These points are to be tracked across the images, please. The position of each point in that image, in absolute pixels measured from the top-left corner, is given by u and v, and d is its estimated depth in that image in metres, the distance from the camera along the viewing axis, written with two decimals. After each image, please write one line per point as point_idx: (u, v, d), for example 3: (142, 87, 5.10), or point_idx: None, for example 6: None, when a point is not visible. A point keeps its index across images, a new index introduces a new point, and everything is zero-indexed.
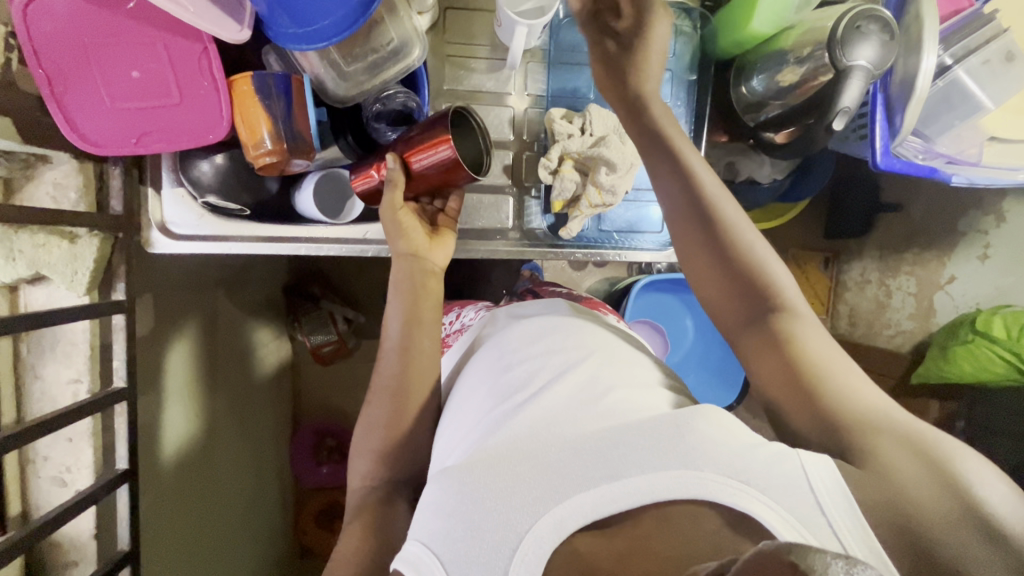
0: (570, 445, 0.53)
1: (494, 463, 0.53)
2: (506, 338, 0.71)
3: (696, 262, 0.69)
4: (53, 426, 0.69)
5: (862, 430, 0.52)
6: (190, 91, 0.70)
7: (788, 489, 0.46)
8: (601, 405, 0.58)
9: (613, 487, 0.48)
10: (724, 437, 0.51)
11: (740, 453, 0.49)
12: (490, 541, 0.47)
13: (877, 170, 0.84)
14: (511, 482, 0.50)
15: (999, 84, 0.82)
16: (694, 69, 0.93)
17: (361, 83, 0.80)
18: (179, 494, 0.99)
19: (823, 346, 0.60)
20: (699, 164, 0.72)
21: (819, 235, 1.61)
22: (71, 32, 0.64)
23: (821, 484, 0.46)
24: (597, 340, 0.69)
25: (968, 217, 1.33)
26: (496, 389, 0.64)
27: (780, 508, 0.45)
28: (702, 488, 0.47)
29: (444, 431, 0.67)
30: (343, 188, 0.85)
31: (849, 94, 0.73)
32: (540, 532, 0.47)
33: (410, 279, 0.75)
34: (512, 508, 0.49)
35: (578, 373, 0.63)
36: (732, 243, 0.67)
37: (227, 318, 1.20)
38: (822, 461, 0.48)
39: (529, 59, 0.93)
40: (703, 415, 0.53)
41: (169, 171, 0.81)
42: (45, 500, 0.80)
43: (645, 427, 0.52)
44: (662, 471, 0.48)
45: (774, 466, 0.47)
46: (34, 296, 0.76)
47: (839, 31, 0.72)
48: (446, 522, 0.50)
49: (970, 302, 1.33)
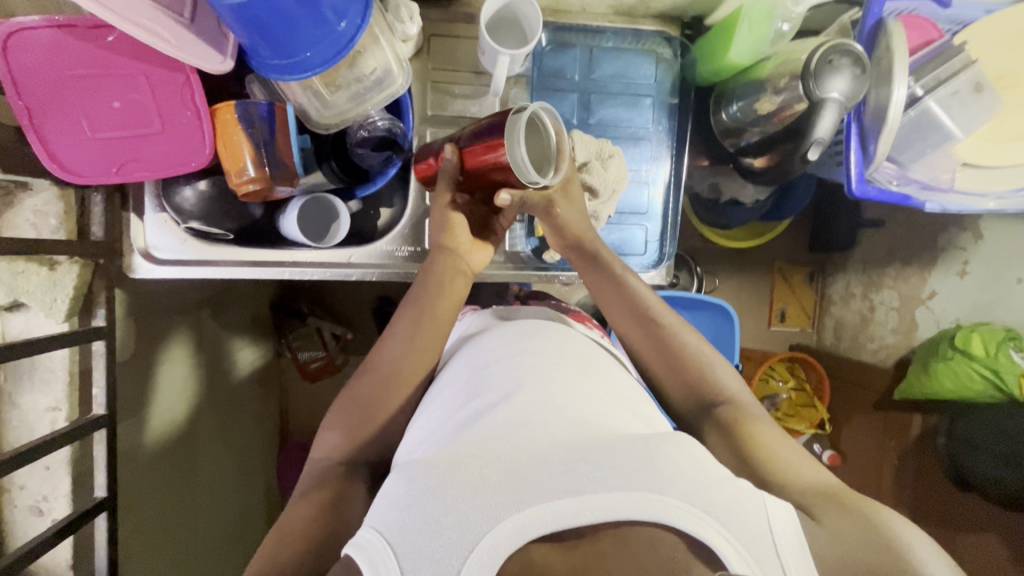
0: (539, 454, 0.52)
1: (460, 463, 0.52)
2: (487, 344, 0.71)
3: (647, 354, 0.74)
4: (29, 456, 0.68)
5: (825, 495, 0.55)
6: (172, 121, 0.70)
7: (749, 528, 0.46)
8: (573, 414, 0.58)
9: (576, 501, 0.47)
10: (691, 466, 0.51)
11: (707, 485, 0.49)
12: (448, 538, 0.46)
13: (853, 197, 0.86)
14: (474, 484, 0.49)
15: (968, 114, 0.84)
16: (676, 92, 0.95)
17: (344, 112, 0.81)
18: (154, 510, 0.97)
19: (771, 436, 0.64)
20: (608, 251, 0.80)
21: (805, 250, 1.64)
22: (52, 66, 0.64)
23: (781, 527, 0.47)
24: (575, 353, 0.69)
25: (948, 235, 1.32)
26: (472, 390, 0.64)
27: (737, 543, 0.45)
28: (665, 512, 0.46)
29: (416, 423, 0.66)
30: (327, 212, 0.85)
31: (823, 126, 0.76)
32: (499, 535, 0.46)
33: (442, 271, 0.76)
34: (473, 508, 0.47)
35: (555, 382, 0.62)
36: (661, 326, 0.74)
37: (214, 337, 1.20)
38: (783, 507, 0.49)
39: (513, 85, 0.94)
40: (673, 444, 0.54)
41: (152, 196, 0.81)
42: (21, 531, 0.79)
43: (618, 447, 0.52)
44: (627, 490, 0.48)
45: (739, 502, 0.48)
46: (13, 323, 0.75)
47: (813, 63, 0.74)
48: (404, 512, 0.49)
49: (950, 319, 1.32)
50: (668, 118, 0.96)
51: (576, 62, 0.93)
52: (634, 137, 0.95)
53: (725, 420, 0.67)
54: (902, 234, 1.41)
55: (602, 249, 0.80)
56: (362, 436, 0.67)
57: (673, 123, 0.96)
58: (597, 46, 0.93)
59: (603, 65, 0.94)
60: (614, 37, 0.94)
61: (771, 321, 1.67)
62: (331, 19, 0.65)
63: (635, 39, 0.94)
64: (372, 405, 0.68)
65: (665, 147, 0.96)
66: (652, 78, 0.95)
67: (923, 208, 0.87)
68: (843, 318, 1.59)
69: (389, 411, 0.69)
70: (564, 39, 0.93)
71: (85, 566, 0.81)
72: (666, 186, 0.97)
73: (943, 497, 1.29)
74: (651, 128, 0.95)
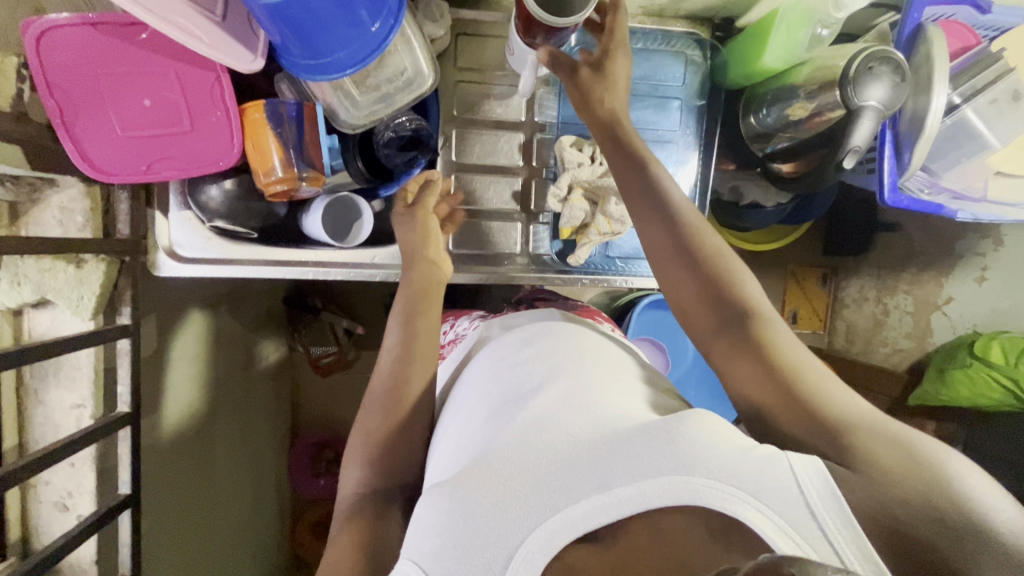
0: (561, 456, 0.51)
1: (483, 476, 0.51)
2: (499, 349, 0.70)
3: (672, 275, 0.66)
4: (57, 456, 0.67)
5: (857, 430, 0.50)
6: (202, 119, 0.69)
7: (779, 493, 0.43)
8: (590, 408, 0.56)
9: (603, 498, 0.46)
10: (717, 444, 0.48)
11: (732, 457, 0.47)
12: (482, 559, 0.45)
13: (884, 206, 0.85)
14: (501, 498, 0.48)
15: (1005, 123, 0.83)
16: (702, 95, 0.95)
17: (374, 111, 0.79)
18: (173, 492, 0.97)
19: (795, 346, 0.58)
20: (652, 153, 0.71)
21: (818, 253, 1.58)
22: (84, 63, 0.63)
23: (810, 484, 0.44)
24: (587, 344, 0.67)
25: (968, 240, 1.34)
26: (489, 399, 0.63)
27: (772, 515, 0.43)
28: (694, 494, 0.45)
29: (439, 441, 0.66)
30: (350, 213, 0.85)
31: (860, 135, 0.75)
32: (531, 548, 0.45)
33: (424, 283, 0.78)
34: (502, 522, 0.47)
35: (569, 377, 0.61)
36: (674, 207, 0.67)
37: (231, 332, 1.19)
38: (812, 465, 0.45)
39: (540, 86, 0.92)
40: (694, 419, 0.50)
41: (177, 194, 0.80)
42: (46, 527, 0.79)
43: (636, 432, 0.50)
44: (653, 477, 0.46)
45: (763, 471, 0.45)
46: (39, 320, 0.76)
47: (853, 70, 0.73)
48: (436, 538, 0.48)
49: (967, 324, 1.36)
50: (696, 121, 0.95)
51: None
52: (661, 140, 0.94)
53: (747, 332, 0.60)
54: (920, 237, 1.39)
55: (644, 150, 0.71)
56: (394, 446, 0.67)
57: (701, 126, 0.95)
58: None
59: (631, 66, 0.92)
60: (644, 38, 0.92)
61: None
62: (365, 19, 0.64)
63: (665, 40, 0.93)
64: (405, 421, 0.68)
65: (692, 149, 0.95)
66: (679, 81, 0.94)
67: (956, 218, 0.87)
68: (855, 322, 1.54)
69: (418, 417, 0.69)
70: None
71: (110, 562, 0.81)
72: (692, 189, 0.95)
73: None
74: (678, 131, 0.94)
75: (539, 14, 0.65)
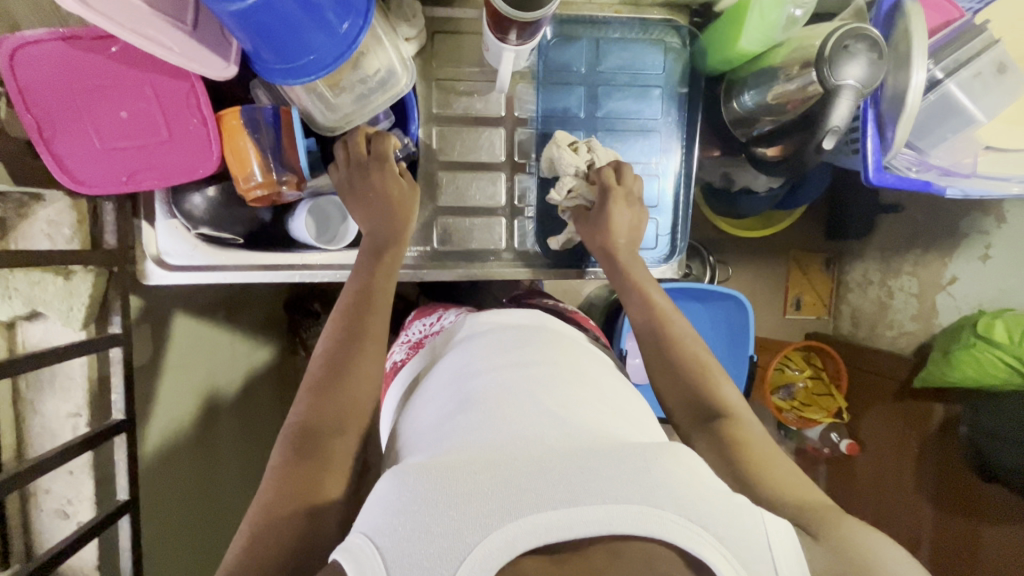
0: (535, 461, 0.49)
1: (451, 468, 0.48)
2: (477, 351, 0.70)
3: (661, 373, 0.72)
4: (56, 463, 0.69)
5: (828, 519, 0.56)
6: (179, 128, 0.70)
7: (745, 543, 0.45)
8: (568, 425, 0.56)
9: (570, 513, 0.44)
10: (688, 479, 0.48)
11: (704, 499, 0.47)
12: (438, 548, 0.43)
13: (870, 185, 0.83)
14: (466, 489, 0.46)
15: (989, 97, 0.81)
16: (685, 82, 0.94)
17: (349, 114, 0.80)
18: (165, 494, 0.99)
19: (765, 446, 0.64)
20: (621, 215, 0.82)
21: (820, 237, 1.60)
22: (56, 78, 0.64)
23: (779, 546, 0.46)
24: (564, 358, 0.68)
25: (971, 218, 1.29)
26: (463, 398, 0.61)
27: (730, 556, 0.44)
28: (662, 528, 0.44)
29: (407, 433, 0.64)
30: (332, 216, 0.85)
31: (838, 114, 0.75)
32: (489, 546, 0.43)
33: (378, 237, 0.76)
34: (464, 515, 0.44)
35: (547, 390, 0.61)
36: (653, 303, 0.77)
37: (237, 337, 1.20)
38: (780, 523, 0.48)
39: (518, 81, 0.92)
40: (673, 455, 0.50)
41: (162, 203, 0.80)
42: (48, 533, 0.81)
43: (613, 456, 0.49)
44: (623, 503, 0.45)
45: (735, 518, 0.46)
46: (32, 332, 0.78)
47: (827, 49, 0.72)
48: (392, 518, 0.45)
49: (972, 305, 1.28)
50: (678, 111, 0.94)
51: (583, 54, 0.92)
52: (643, 129, 0.94)
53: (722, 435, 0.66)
54: (921, 218, 1.36)
55: (615, 210, 0.82)
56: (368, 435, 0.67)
57: (683, 115, 0.94)
58: (604, 37, 0.92)
59: (610, 56, 0.92)
60: (621, 27, 0.92)
61: (786, 309, 1.63)
62: (334, 21, 0.64)
63: (642, 28, 0.92)
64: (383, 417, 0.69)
65: (675, 138, 0.95)
66: (660, 69, 0.93)
67: (945, 194, 0.84)
68: (861, 306, 1.55)
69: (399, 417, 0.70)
70: (569, 31, 0.91)
71: (112, 566, 0.83)
72: (677, 178, 0.96)
73: (962, 486, 1.26)
74: (660, 119, 0.94)
75: (500, 5, 0.65)
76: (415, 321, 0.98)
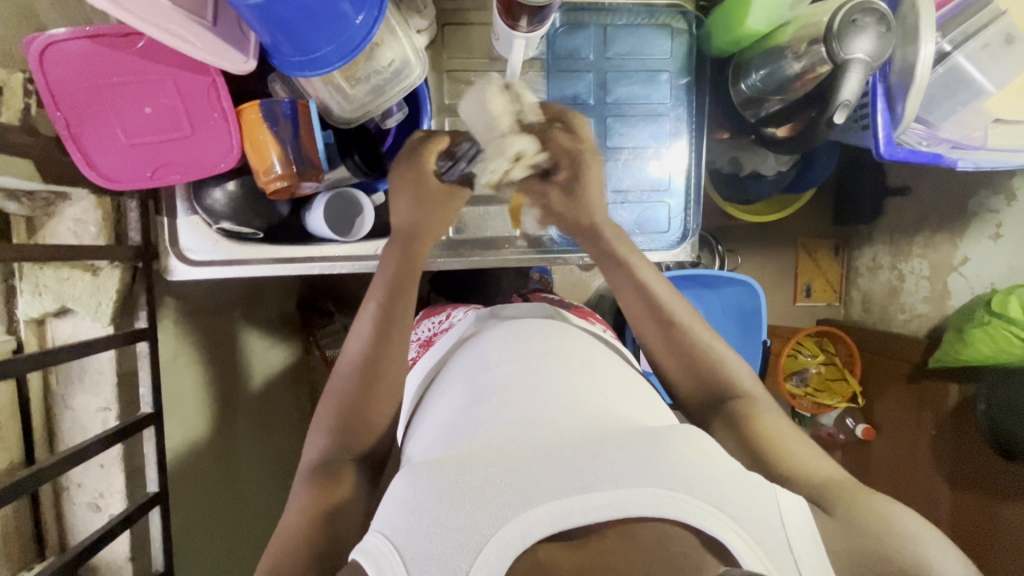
0: (547, 450, 0.50)
1: (464, 461, 0.49)
2: (487, 346, 0.70)
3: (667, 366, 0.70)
4: (89, 454, 0.70)
5: (841, 489, 0.55)
6: (201, 123, 0.72)
7: (764, 524, 0.46)
8: (580, 412, 0.56)
9: (583, 499, 0.45)
10: (701, 460, 0.49)
11: (716, 479, 0.48)
12: (454, 540, 0.44)
13: (881, 160, 0.84)
14: (480, 482, 0.47)
15: (1000, 68, 0.82)
16: (686, 72, 0.94)
17: (365, 104, 0.81)
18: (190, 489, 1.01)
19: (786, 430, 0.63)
20: None
21: (828, 222, 1.61)
22: (83, 74, 0.66)
23: (790, 516, 0.47)
24: (575, 349, 0.69)
25: (979, 197, 1.26)
26: (475, 392, 0.62)
27: (751, 540, 0.44)
28: (677, 508, 0.45)
29: (420, 430, 0.65)
30: (351, 208, 0.86)
31: (849, 87, 0.74)
32: (505, 536, 0.43)
33: (416, 224, 0.72)
34: (478, 508, 0.45)
35: (558, 380, 0.62)
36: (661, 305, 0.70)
37: (257, 335, 1.22)
38: (794, 500, 0.48)
39: (528, 69, 0.93)
40: (682, 436, 0.51)
41: (183, 200, 0.82)
42: (81, 525, 0.83)
43: (622, 441, 0.50)
44: (635, 487, 0.46)
45: (750, 496, 0.47)
46: (62, 328, 0.80)
47: (836, 24, 0.73)
48: (410, 515, 0.46)
49: (985, 283, 1.25)
50: (687, 96, 0.95)
51: (591, 41, 0.93)
52: (652, 114, 0.95)
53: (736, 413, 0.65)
54: (929, 198, 1.36)
55: None
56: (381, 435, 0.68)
57: (693, 99, 0.95)
58: (610, 24, 0.93)
59: (617, 43, 0.93)
60: (627, 14, 0.93)
61: (796, 297, 1.64)
62: (350, 12, 0.65)
63: (649, 14, 0.93)
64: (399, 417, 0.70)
65: (684, 123, 0.96)
66: (667, 53, 0.94)
67: (956, 167, 0.85)
68: (871, 290, 1.55)
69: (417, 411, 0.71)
70: (577, 19, 0.92)
71: (143, 558, 0.85)
72: (687, 163, 0.97)
73: (980, 466, 1.24)
74: (669, 105, 0.95)
75: None
76: (424, 320, 0.99)
